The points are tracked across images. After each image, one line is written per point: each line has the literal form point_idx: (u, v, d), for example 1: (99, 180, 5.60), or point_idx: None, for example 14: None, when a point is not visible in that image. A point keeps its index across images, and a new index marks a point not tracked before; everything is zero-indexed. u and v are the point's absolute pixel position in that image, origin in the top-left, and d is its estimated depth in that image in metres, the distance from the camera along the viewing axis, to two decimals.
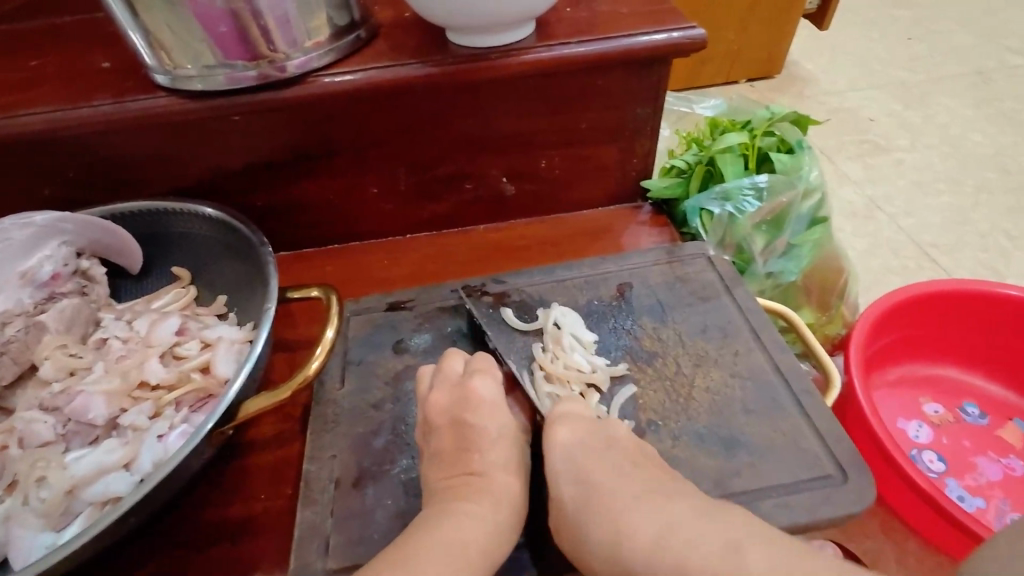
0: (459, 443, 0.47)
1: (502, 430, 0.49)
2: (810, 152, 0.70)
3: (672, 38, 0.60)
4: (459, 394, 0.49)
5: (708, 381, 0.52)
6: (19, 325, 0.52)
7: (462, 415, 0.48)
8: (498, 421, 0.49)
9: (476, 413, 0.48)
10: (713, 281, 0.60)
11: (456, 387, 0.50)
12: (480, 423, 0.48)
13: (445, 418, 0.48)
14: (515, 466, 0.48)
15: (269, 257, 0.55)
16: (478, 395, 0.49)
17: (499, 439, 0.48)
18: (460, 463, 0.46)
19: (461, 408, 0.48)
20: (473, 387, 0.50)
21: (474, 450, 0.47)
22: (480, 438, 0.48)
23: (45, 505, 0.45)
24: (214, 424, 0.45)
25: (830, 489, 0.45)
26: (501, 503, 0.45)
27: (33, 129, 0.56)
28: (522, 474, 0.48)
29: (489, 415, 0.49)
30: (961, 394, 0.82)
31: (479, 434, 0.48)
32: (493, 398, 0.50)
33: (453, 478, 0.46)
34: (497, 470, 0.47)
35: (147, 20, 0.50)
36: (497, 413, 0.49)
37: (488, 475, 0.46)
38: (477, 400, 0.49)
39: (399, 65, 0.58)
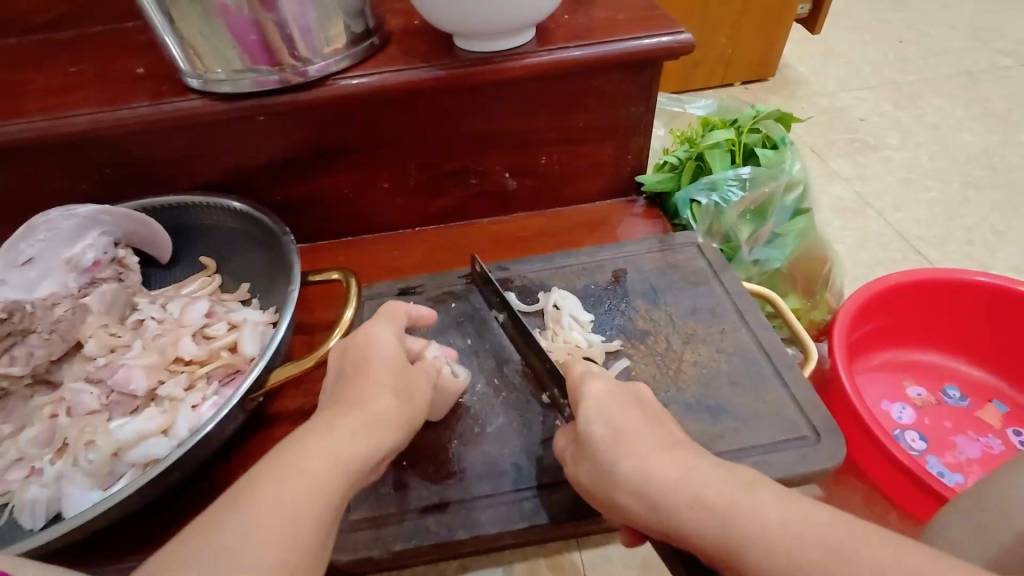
0: (356, 378, 0.47)
1: (397, 363, 0.48)
2: (793, 148, 0.74)
3: (662, 43, 0.64)
4: (371, 335, 0.50)
5: (696, 356, 0.56)
6: (67, 306, 0.58)
7: (365, 351, 0.49)
8: (394, 358, 0.49)
9: (377, 347, 0.49)
10: (702, 267, 0.64)
11: (366, 330, 0.51)
12: (378, 357, 0.48)
13: (353, 353, 0.49)
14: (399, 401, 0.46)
15: (292, 245, 0.61)
16: (380, 344, 0.49)
17: (394, 378, 0.47)
18: (350, 397, 0.45)
19: (366, 351, 0.49)
20: (379, 334, 0.50)
21: (370, 384, 0.46)
22: (376, 375, 0.47)
23: (93, 466, 0.50)
24: (247, 392, 0.49)
25: (806, 448, 0.49)
26: (353, 446, 0.42)
27: (76, 129, 0.61)
28: (403, 411, 0.46)
29: (382, 359, 0.48)
30: (943, 377, 0.86)
31: (374, 374, 0.47)
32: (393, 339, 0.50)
33: (331, 412, 0.44)
34: (377, 408, 0.45)
35: (183, 28, 0.55)
36: (399, 366, 0.48)
37: (366, 407, 0.44)
38: (379, 346, 0.49)
39: (411, 69, 0.63)
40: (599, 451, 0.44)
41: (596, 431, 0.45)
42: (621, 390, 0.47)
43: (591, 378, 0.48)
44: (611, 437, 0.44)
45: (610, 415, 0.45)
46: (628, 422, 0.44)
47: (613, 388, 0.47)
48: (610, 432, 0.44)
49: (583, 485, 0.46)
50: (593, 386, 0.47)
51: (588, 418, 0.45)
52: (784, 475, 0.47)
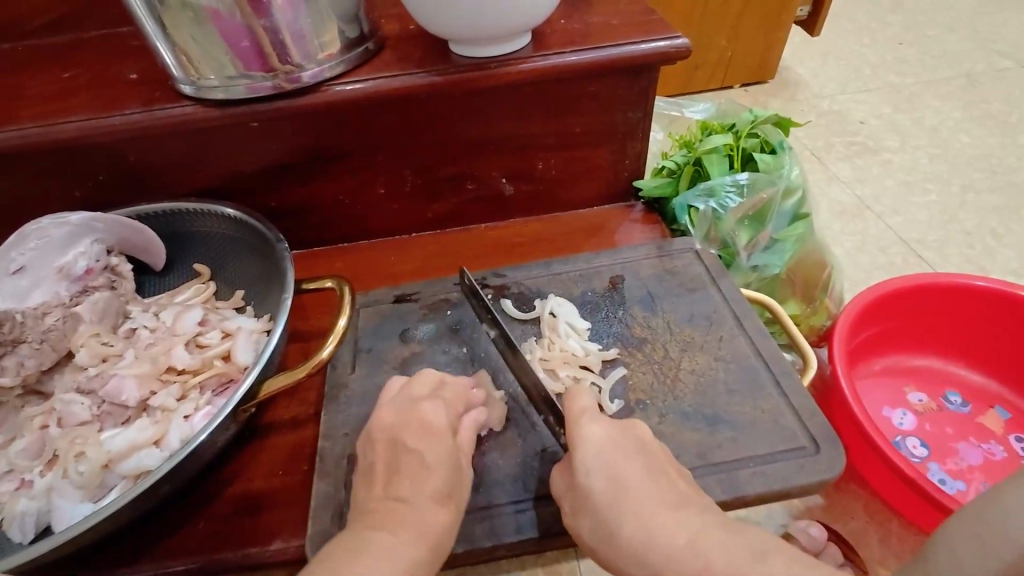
0: (394, 466, 0.47)
1: (441, 460, 0.47)
2: (791, 152, 0.74)
3: (659, 48, 0.64)
4: (404, 415, 0.50)
5: (694, 364, 0.55)
6: (58, 315, 0.57)
7: (400, 437, 0.48)
8: (437, 452, 0.47)
9: (414, 435, 0.48)
10: (699, 273, 0.64)
11: (405, 404, 0.51)
12: (417, 449, 0.47)
13: (385, 435, 0.49)
14: (448, 499, 0.46)
15: (286, 253, 0.60)
16: (425, 417, 0.49)
17: (436, 465, 0.47)
18: (392, 486, 0.46)
19: (404, 430, 0.48)
20: (420, 407, 0.50)
21: (405, 475, 0.46)
22: (413, 464, 0.46)
23: (83, 477, 0.50)
24: (238, 402, 0.49)
25: (804, 458, 0.48)
26: (422, 538, 0.42)
27: (69, 136, 0.61)
28: (454, 509, 0.46)
29: (426, 438, 0.48)
30: (944, 383, 0.86)
31: (411, 440, 0.47)
32: (439, 421, 0.49)
33: (382, 500, 0.45)
34: (425, 500, 0.45)
35: (175, 34, 0.55)
36: (439, 440, 0.48)
37: (415, 503, 0.44)
38: (422, 422, 0.49)
39: (406, 74, 0.62)
40: (601, 504, 0.43)
41: (597, 484, 0.43)
42: (623, 435, 0.46)
43: (591, 418, 0.46)
44: (611, 489, 0.43)
45: (612, 466, 0.44)
46: (628, 475, 0.43)
47: (612, 433, 0.46)
48: (609, 484, 0.43)
49: (583, 543, 0.44)
50: (591, 428, 0.45)
51: (586, 467, 0.44)
52: (781, 487, 0.46)
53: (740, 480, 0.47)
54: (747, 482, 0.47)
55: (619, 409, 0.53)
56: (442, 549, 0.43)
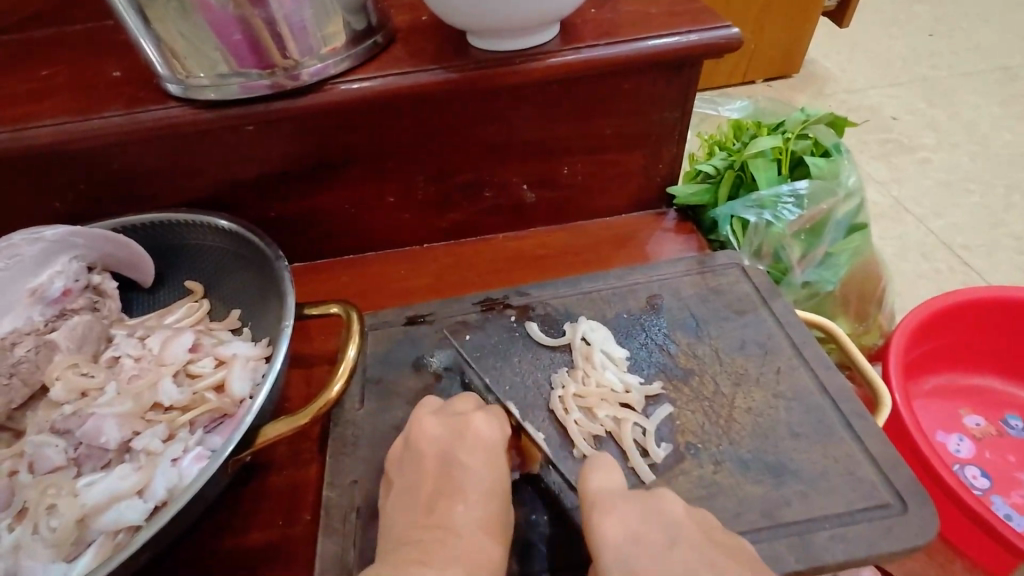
0: (442, 488, 0.43)
1: (497, 486, 0.44)
2: (847, 156, 0.67)
3: (703, 39, 0.57)
4: (454, 427, 0.46)
5: (749, 402, 0.49)
6: (30, 345, 0.51)
7: (451, 450, 0.45)
8: (490, 471, 0.44)
9: (468, 451, 0.44)
10: (748, 292, 0.57)
11: (455, 418, 0.47)
12: (470, 466, 0.44)
13: (433, 447, 0.45)
14: (499, 531, 0.41)
15: (286, 272, 0.53)
16: (479, 433, 0.46)
17: (490, 494, 0.43)
18: (437, 511, 0.42)
19: (456, 445, 0.45)
20: (471, 420, 0.46)
21: (458, 499, 0.42)
22: (467, 486, 0.43)
23: (56, 535, 0.43)
24: (233, 449, 0.42)
25: (890, 519, 0.41)
26: (476, 571, 0.39)
27: (43, 142, 0.55)
28: (506, 540, 0.41)
29: (481, 457, 0.45)
30: (1003, 405, 0.78)
31: (460, 463, 0.44)
32: (493, 436, 0.46)
33: (425, 530, 0.41)
34: (475, 530, 0.41)
35: (158, 27, 0.48)
36: (492, 460, 0.45)
37: (466, 536, 0.40)
38: (475, 437, 0.45)
39: (420, 71, 0.55)
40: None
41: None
42: (646, 519, 0.40)
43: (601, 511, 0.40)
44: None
45: (640, 551, 0.38)
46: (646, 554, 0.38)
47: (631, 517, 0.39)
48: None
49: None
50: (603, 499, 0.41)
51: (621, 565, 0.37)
52: (867, 554, 0.40)
53: (816, 546, 0.40)
54: (825, 548, 0.40)
55: (667, 454, 0.46)
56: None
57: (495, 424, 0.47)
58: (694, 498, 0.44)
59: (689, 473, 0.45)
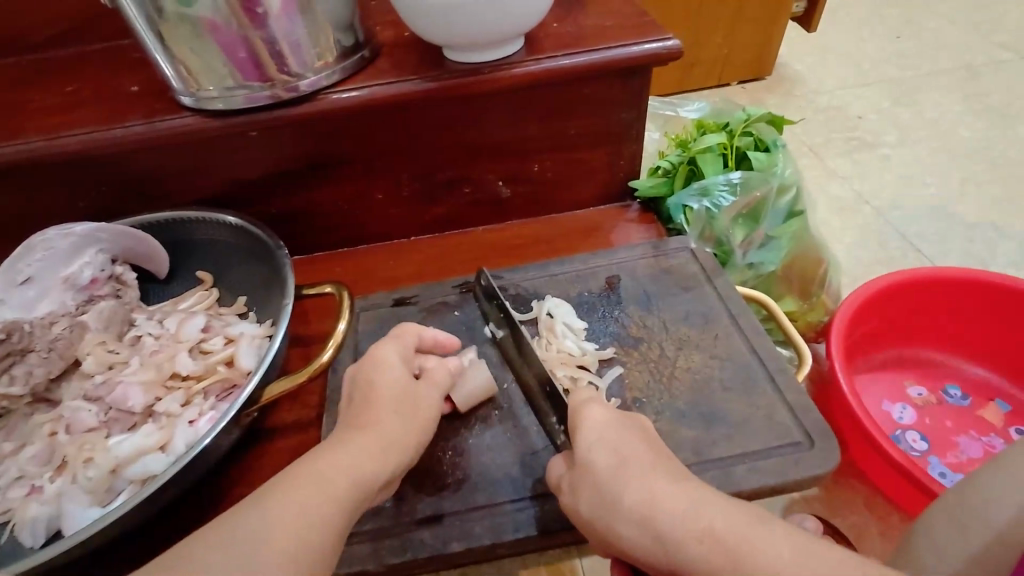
0: (360, 402, 0.50)
1: (399, 391, 0.50)
2: (785, 151, 0.75)
3: (651, 50, 0.65)
4: (375, 354, 0.53)
5: (690, 363, 0.56)
6: (64, 325, 0.58)
7: (370, 371, 0.51)
8: (402, 378, 0.51)
9: (382, 367, 0.51)
10: (695, 272, 0.64)
11: (378, 349, 0.54)
12: (382, 377, 0.51)
13: (358, 373, 0.52)
14: (407, 417, 0.49)
15: (287, 260, 0.61)
16: (379, 355, 0.52)
17: (388, 393, 0.50)
18: (356, 417, 0.48)
19: (363, 369, 0.52)
20: (387, 348, 0.53)
21: (369, 404, 0.49)
22: (374, 394, 0.50)
23: (91, 482, 0.51)
24: (242, 405, 0.50)
25: (799, 454, 0.49)
26: (386, 447, 0.46)
27: (72, 148, 0.62)
28: (414, 425, 0.49)
29: (380, 373, 0.51)
30: (943, 377, 0.86)
31: (380, 381, 0.51)
32: (401, 357, 0.53)
33: (352, 422, 0.48)
34: (385, 424, 0.47)
35: (174, 47, 0.56)
36: (403, 372, 0.52)
37: (375, 422, 0.47)
38: (376, 360, 0.52)
39: (401, 81, 0.63)
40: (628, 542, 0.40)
41: (598, 455, 0.44)
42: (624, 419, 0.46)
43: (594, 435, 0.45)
44: (612, 457, 0.43)
45: (616, 440, 0.44)
46: (625, 437, 0.44)
47: (612, 417, 0.46)
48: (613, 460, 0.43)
49: (583, 517, 0.44)
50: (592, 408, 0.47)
51: (587, 443, 0.45)
52: (778, 482, 0.47)
53: (737, 477, 0.48)
54: (745, 478, 0.48)
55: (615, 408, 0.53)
56: (402, 458, 0.47)
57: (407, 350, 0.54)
58: None
59: None
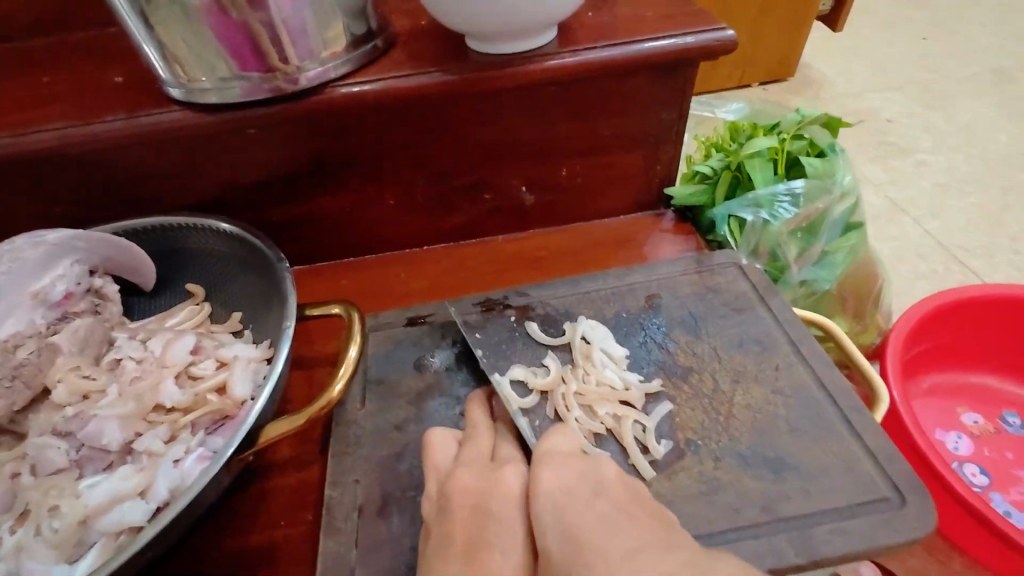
0: (478, 539, 0.36)
1: (540, 535, 0.37)
2: (843, 156, 0.68)
3: (699, 41, 0.58)
4: (489, 479, 0.40)
5: (748, 398, 0.49)
6: (32, 347, 0.51)
7: (487, 503, 0.38)
8: (533, 521, 0.37)
9: (505, 503, 0.38)
10: (746, 291, 0.57)
11: (489, 470, 0.41)
12: (505, 515, 0.37)
13: (466, 503, 0.39)
14: None
15: (288, 274, 0.54)
16: (514, 482, 0.39)
17: (529, 540, 0.36)
18: (477, 561, 0.35)
19: (489, 496, 0.39)
20: (506, 474, 0.40)
21: (495, 548, 0.35)
22: (504, 535, 0.36)
23: (58, 536, 0.43)
24: (235, 449, 0.42)
25: (887, 512, 0.42)
26: None
27: (48, 146, 0.55)
28: None
29: (518, 509, 0.38)
30: (1001, 403, 0.79)
31: (506, 525, 0.37)
32: (527, 491, 0.39)
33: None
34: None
35: (161, 32, 0.49)
36: (531, 510, 0.38)
37: None
38: (509, 490, 0.39)
39: (419, 74, 0.56)
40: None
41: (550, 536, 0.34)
42: (582, 481, 0.37)
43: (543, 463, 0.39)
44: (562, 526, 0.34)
45: (564, 512, 0.35)
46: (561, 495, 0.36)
47: (569, 479, 0.38)
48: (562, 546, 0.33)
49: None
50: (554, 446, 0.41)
51: (542, 525, 0.35)
52: (866, 547, 0.41)
53: (816, 539, 0.41)
54: (826, 542, 0.41)
55: (667, 451, 0.46)
56: None
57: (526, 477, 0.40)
58: (695, 495, 0.44)
59: (690, 470, 0.45)
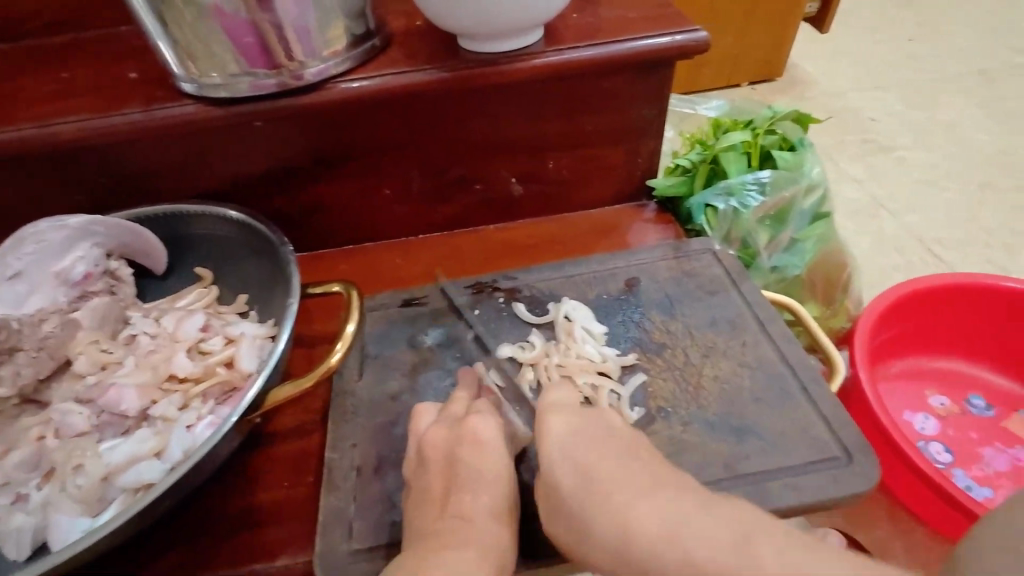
0: (451, 485, 0.43)
1: (500, 473, 0.43)
2: (812, 150, 0.72)
3: (675, 41, 0.62)
4: (456, 432, 0.45)
5: (716, 371, 0.53)
6: (55, 322, 0.54)
7: (457, 452, 0.44)
8: (496, 463, 0.44)
9: (473, 451, 0.44)
10: (718, 275, 0.61)
11: (455, 423, 0.47)
12: (473, 463, 0.43)
13: (439, 455, 0.45)
14: (506, 515, 0.42)
15: (291, 256, 0.58)
16: (477, 431, 0.45)
17: (492, 481, 0.43)
18: (451, 504, 0.41)
19: (458, 446, 0.44)
20: (470, 424, 0.46)
21: (466, 491, 0.42)
22: (473, 480, 0.43)
23: (82, 491, 0.48)
24: (245, 411, 0.46)
25: (838, 470, 0.46)
26: (490, 550, 0.38)
27: (67, 136, 0.59)
28: (513, 525, 0.42)
29: (483, 456, 0.44)
30: (967, 386, 0.83)
31: (473, 473, 0.43)
32: (491, 438, 0.45)
33: (443, 519, 0.41)
34: (487, 517, 0.41)
35: (176, 31, 0.53)
36: (493, 454, 0.44)
37: (478, 519, 0.40)
38: (474, 438, 0.45)
39: (414, 71, 0.60)
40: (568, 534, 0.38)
41: (563, 477, 0.39)
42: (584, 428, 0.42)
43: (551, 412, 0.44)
44: (578, 478, 0.38)
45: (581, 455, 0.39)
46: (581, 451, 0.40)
47: (572, 426, 0.42)
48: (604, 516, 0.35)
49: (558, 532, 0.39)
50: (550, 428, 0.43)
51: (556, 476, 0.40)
52: (815, 500, 0.45)
53: (771, 494, 0.45)
54: (779, 496, 0.45)
55: (639, 417, 0.50)
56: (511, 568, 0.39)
57: (487, 426, 0.46)
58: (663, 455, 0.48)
59: (660, 434, 0.49)
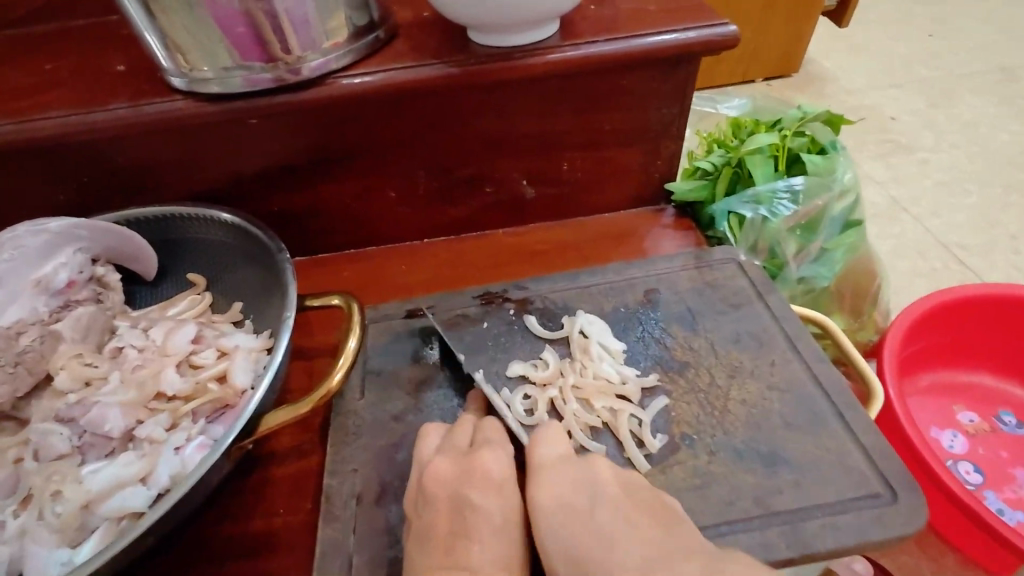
0: (456, 526, 0.39)
1: (512, 518, 0.40)
2: (842, 153, 0.68)
3: (702, 36, 0.58)
4: (464, 466, 0.42)
5: (745, 394, 0.50)
6: (35, 334, 0.51)
7: (464, 490, 0.40)
8: (508, 506, 0.40)
9: (482, 490, 0.40)
10: (745, 287, 0.57)
11: (464, 455, 0.43)
12: (481, 503, 0.40)
13: (444, 491, 0.41)
14: (518, 567, 0.38)
15: (288, 264, 0.54)
16: (488, 467, 0.42)
17: (503, 528, 0.39)
18: (455, 551, 0.37)
19: (466, 483, 0.41)
20: (481, 458, 0.42)
21: (474, 538, 0.38)
22: (482, 525, 0.38)
23: (61, 520, 0.44)
24: (235, 438, 0.43)
25: (880, 508, 0.43)
26: None
27: (48, 133, 0.55)
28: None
29: (494, 496, 0.40)
30: (997, 402, 0.79)
31: (483, 518, 0.39)
32: (502, 474, 0.42)
33: (445, 569, 0.37)
34: (493, 570, 0.37)
35: (164, 21, 0.49)
36: (505, 494, 0.41)
37: (485, 573, 0.36)
38: (485, 475, 0.41)
39: (421, 66, 0.56)
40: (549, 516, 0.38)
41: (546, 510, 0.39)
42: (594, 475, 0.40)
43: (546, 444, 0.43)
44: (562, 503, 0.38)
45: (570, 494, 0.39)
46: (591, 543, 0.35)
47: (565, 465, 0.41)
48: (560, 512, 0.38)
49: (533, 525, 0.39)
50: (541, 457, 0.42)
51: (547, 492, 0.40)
52: (855, 541, 0.41)
53: (807, 534, 0.41)
54: (816, 536, 0.41)
55: (662, 444, 0.47)
56: None
57: (500, 459, 0.42)
58: (689, 487, 0.44)
59: (685, 463, 0.46)
